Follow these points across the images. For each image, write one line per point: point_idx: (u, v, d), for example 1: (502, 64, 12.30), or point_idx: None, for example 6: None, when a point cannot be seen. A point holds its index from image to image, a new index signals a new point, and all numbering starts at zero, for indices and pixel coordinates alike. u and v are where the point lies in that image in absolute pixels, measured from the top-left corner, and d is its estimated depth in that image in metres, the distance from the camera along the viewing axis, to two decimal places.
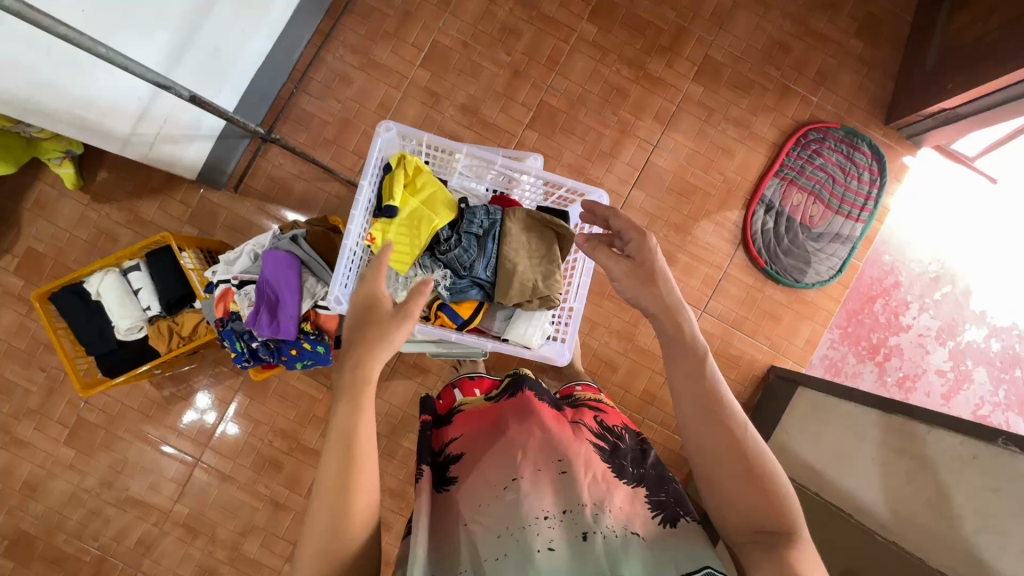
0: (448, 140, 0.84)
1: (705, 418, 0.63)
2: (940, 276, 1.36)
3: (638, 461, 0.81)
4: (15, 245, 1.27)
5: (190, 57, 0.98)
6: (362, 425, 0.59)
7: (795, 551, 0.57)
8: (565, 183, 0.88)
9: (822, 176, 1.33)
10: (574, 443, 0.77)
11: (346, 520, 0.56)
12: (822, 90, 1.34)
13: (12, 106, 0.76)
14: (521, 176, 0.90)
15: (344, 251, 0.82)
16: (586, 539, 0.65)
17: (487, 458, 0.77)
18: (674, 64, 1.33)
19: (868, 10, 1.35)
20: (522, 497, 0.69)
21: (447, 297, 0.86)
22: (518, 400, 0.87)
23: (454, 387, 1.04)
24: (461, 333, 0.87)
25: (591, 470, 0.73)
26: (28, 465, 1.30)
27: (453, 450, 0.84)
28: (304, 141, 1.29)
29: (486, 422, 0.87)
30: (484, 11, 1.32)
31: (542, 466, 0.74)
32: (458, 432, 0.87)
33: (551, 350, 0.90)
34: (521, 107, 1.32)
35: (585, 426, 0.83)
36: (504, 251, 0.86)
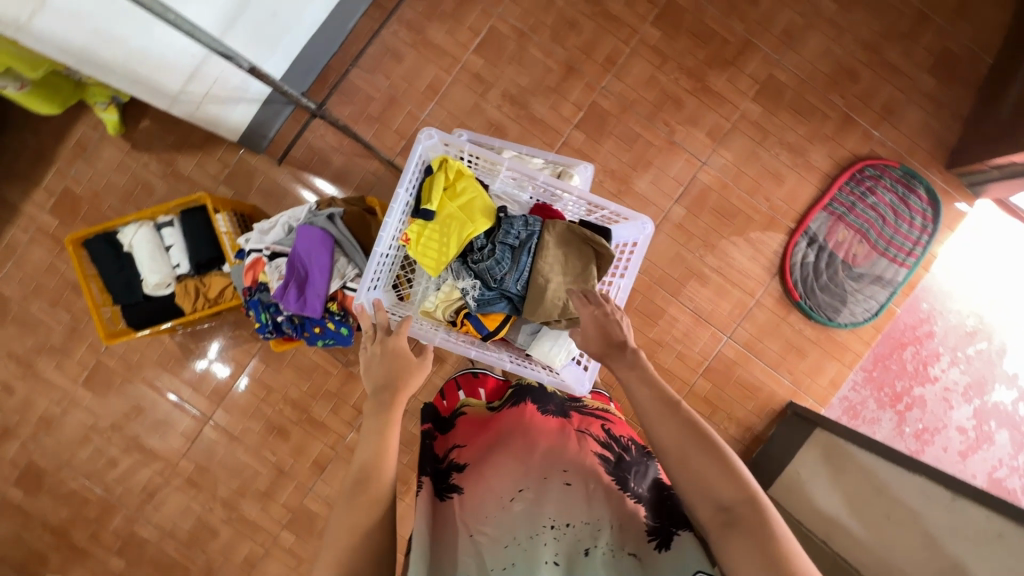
0: (490, 152, 0.82)
1: (660, 408, 0.65)
2: (976, 331, 1.32)
3: (642, 474, 0.77)
4: (53, 184, 1.28)
5: (247, 19, 0.96)
6: (389, 432, 0.64)
7: (759, 519, 0.54)
8: (609, 206, 0.84)
9: (871, 215, 1.28)
10: (578, 455, 0.77)
11: (364, 527, 0.57)
12: (885, 125, 1.29)
13: (69, 56, 0.75)
14: (563, 193, 0.86)
15: (375, 253, 0.82)
16: (586, 555, 0.63)
17: (493, 465, 0.78)
18: (735, 79, 1.28)
19: (947, 46, 1.28)
20: (528, 508, 0.69)
21: (474, 307, 0.87)
22: (519, 412, 0.88)
23: (458, 387, 1.03)
24: (483, 346, 0.88)
25: (594, 485, 0.72)
26: (45, 400, 1.33)
27: (457, 458, 0.83)
28: (348, 114, 1.27)
29: (490, 432, 0.87)
30: (546, 1, 1.28)
31: (548, 475, 0.74)
32: (462, 441, 0.87)
33: (572, 376, 0.90)
34: (571, 106, 1.29)
35: (590, 436, 0.83)
36: (538, 265, 0.84)
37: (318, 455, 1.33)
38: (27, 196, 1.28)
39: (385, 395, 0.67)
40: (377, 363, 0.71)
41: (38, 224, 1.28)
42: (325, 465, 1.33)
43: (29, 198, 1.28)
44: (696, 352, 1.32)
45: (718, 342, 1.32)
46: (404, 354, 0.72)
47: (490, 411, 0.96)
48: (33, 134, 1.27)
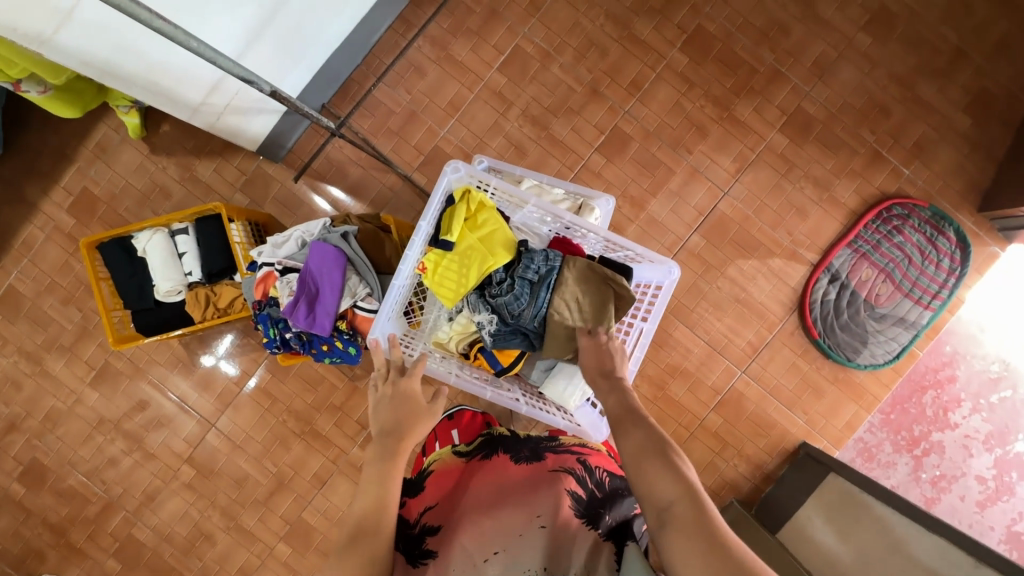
0: (517, 190, 0.82)
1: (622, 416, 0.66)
2: (1001, 378, 1.27)
3: (607, 504, 0.76)
4: (72, 183, 1.28)
5: (272, 33, 0.96)
6: (393, 482, 0.63)
7: (699, 517, 0.53)
8: (632, 248, 0.83)
9: (897, 255, 1.24)
10: (548, 501, 0.73)
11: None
12: (916, 163, 1.25)
13: (92, 69, 0.75)
14: (587, 232, 0.85)
15: (393, 288, 0.83)
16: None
17: (469, 521, 0.73)
18: (763, 109, 1.25)
19: (985, 85, 1.24)
20: (509, 569, 0.66)
21: (490, 342, 0.85)
22: (494, 464, 0.84)
23: (433, 439, 1.01)
24: (495, 382, 0.87)
25: (565, 534, 0.70)
26: (52, 398, 1.33)
27: (428, 520, 0.77)
28: (368, 128, 1.26)
29: (461, 485, 0.82)
30: (574, 23, 1.26)
31: (523, 530, 0.70)
32: (432, 499, 0.81)
33: (586, 419, 0.90)
34: (593, 129, 1.27)
35: (558, 475, 0.77)
36: (554, 301, 0.82)
37: (318, 469, 1.32)
38: (46, 194, 1.29)
39: (390, 442, 0.67)
40: (385, 407, 0.71)
41: (55, 223, 1.29)
42: (326, 479, 1.32)
43: (48, 196, 1.29)
44: (709, 385, 1.29)
45: (732, 376, 1.29)
46: (414, 398, 0.72)
47: (458, 458, 0.89)
48: (55, 134, 1.28)
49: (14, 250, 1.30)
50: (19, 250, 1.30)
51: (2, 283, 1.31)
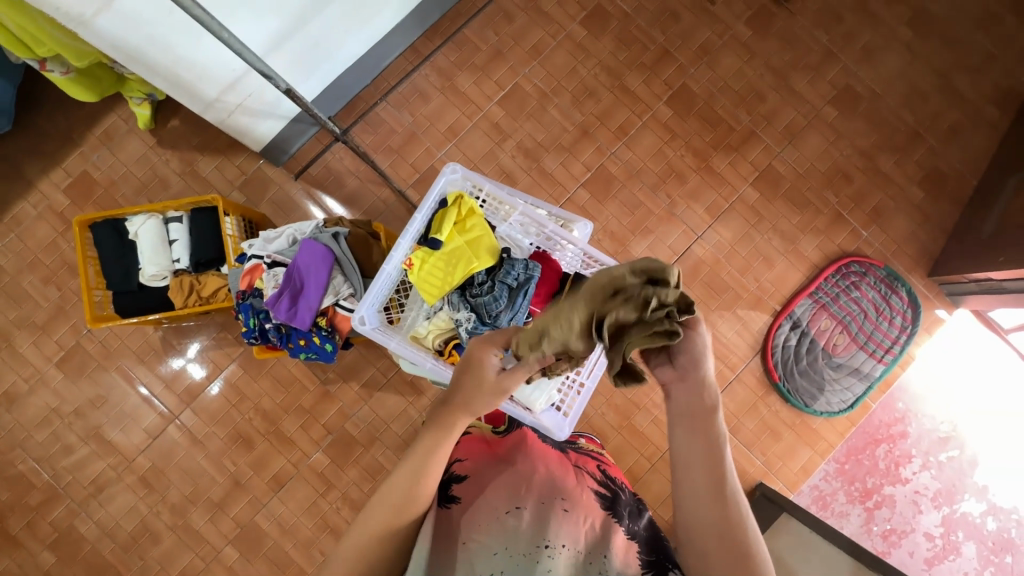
0: (507, 195, 0.87)
1: (692, 426, 0.63)
2: (949, 438, 1.33)
3: (636, 516, 0.77)
4: (73, 165, 1.31)
5: (291, 45, 1.03)
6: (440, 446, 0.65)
7: None
8: (605, 261, 0.89)
9: (854, 309, 1.33)
10: (577, 488, 0.77)
11: (386, 538, 0.63)
12: (873, 226, 1.36)
13: (119, 52, 0.81)
14: (566, 244, 0.90)
15: (382, 274, 0.87)
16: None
17: (496, 484, 0.76)
18: (737, 164, 1.36)
19: (936, 163, 1.37)
20: (529, 526, 0.69)
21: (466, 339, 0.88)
22: (519, 436, 0.88)
23: None
24: None
25: (591, 517, 0.72)
26: (14, 374, 1.31)
27: (456, 470, 0.81)
28: (369, 143, 1.33)
29: (495, 453, 0.85)
30: (571, 69, 1.37)
31: (549, 501, 0.73)
32: (463, 454, 0.85)
33: (551, 420, 0.92)
34: (581, 166, 1.36)
35: (587, 473, 0.82)
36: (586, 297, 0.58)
37: (278, 471, 1.30)
38: (45, 173, 1.31)
39: (445, 412, 0.66)
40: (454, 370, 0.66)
41: (49, 202, 1.31)
42: (284, 483, 1.30)
43: (47, 175, 1.31)
44: None
45: None
46: (483, 367, 0.64)
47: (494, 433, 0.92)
48: (65, 117, 1.32)
49: (2, 224, 1.31)
50: (8, 225, 1.31)
51: None
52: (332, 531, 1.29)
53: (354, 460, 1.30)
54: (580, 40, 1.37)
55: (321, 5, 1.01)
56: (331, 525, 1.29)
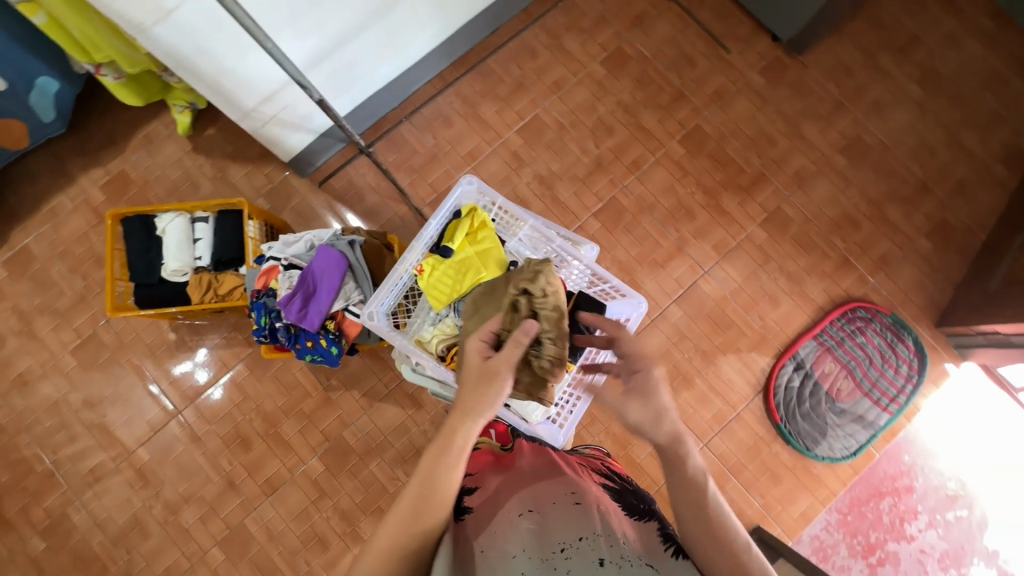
0: (520, 210, 0.92)
1: (675, 481, 0.65)
2: (957, 496, 1.29)
3: (646, 499, 0.77)
4: (112, 164, 1.39)
5: (327, 64, 1.11)
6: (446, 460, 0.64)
7: None
8: (610, 279, 0.91)
9: (859, 354, 1.33)
10: (583, 482, 0.77)
11: (405, 547, 0.61)
12: (880, 274, 1.37)
13: (171, 60, 0.88)
14: (572, 261, 0.93)
15: (392, 275, 0.89)
16: (603, 566, 0.60)
17: (507, 491, 0.78)
18: (746, 204, 1.39)
19: (944, 216, 1.39)
20: (540, 524, 0.69)
21: None
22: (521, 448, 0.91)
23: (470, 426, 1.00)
24: None
25: (603, 506, 0.71)
26: (30, 358, 1.35)
27: (466, 483, 0.83)
28: (391, 161, 1.40)
29: (502, 466, 0.87)
30: (589, 104, 1.43)
31: (558, 498, 0.73)
32: (472, 469, 0.87)
33: (546, 429, 0.94)
34: (593, 196, 1.40)
35: (592, 472, 0.84)
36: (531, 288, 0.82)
37: (271, 475, 1.31)
38: (86, 169, 1.39)
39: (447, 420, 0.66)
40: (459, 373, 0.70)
41: (86, 197, 1.38)
42: (277, 487, 1.30)
43: (87, 171, 1.39)
44: None
45: None
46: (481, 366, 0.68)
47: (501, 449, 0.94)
48: (110, 120, 1.40)
49: (40, 215, 1.38)
50: (45, 216, 1.38)
51: (19, 242, 1.38)
52: (319, 540, 1.28)
53: (348, 469, 1.30)
54: (600, 78, 1.44)
55: (358, 30, 1.09)
56: (319, 534, 1.28)
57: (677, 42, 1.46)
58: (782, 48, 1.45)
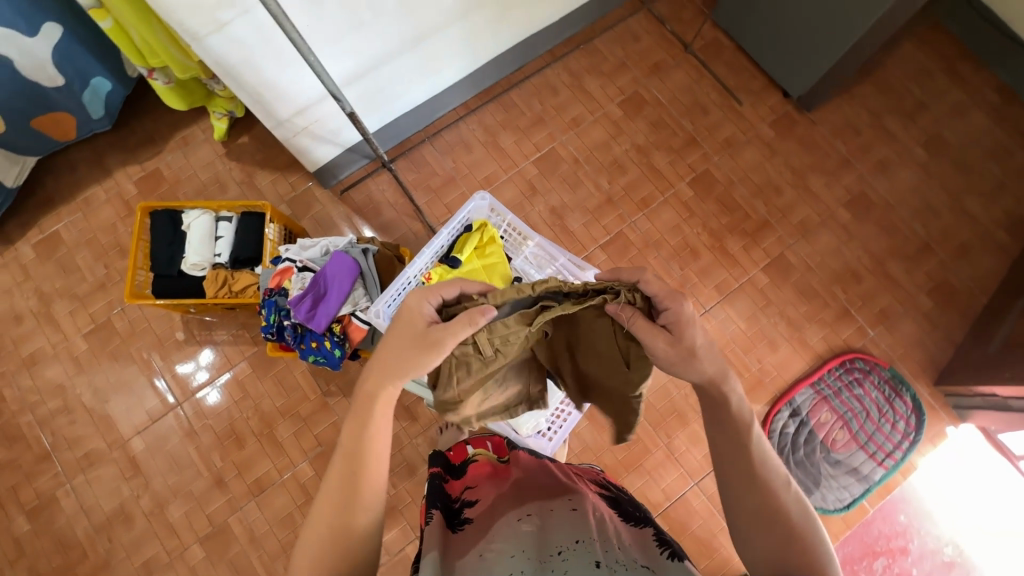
0: (526, 227, 0.97)
1: (714, 419, 0.67)
2: (954, 562, 1.26)
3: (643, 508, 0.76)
4: (148, 162, 1.47)
5: (361, 84, 1.18)
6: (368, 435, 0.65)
7: None
8: None
9: (856, 406, 1.33)
10: (582, 494, 0.77)
11: (348, 529, 0.60)
12: (880, 327, 1.38)
13: (219, 67, 0.94)
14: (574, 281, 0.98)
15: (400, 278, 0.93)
16: (598, 567, 0.57)
17: (506, 501, 0.78)
18: (750, 249, 1.43)
19: (946, 276, 1.41)
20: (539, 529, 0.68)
21: None
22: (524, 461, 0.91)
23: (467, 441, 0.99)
24: None
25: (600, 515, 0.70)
26: (43, 339, 1.39)
27: (467, 497, 0.83)
28: (411, 180, 1.46)
29: (502, 479, 0.88)
30: (604, 142, 1.50)
31: (557, 507, 0.72)
32: (473, 485, 0.87)
33: (535, 442, 1.05)
34: (601, 229, 1.44)
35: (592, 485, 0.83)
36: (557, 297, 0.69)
37: (261, 476, 1.31)
38: (123, 164, 1.46)
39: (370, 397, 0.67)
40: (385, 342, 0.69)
41: (119, 190, 1.45)
42: (265, 488, 1.30)
43: (123, 167, 1.47)
44: (660, 489, 1.30)
45: (684, 486, 1.31)
46: (406, 331, 0.68)
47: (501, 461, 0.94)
48: (151, 120, 1.48)
49: (74, 203, 1.45)
50: (79, 204, 1.45)
51: (49, 227, 1.44)
52: None
53: None
54: (616, 118, 1.51)
55: (393, 56, 1.17)
56: None
57: (692, 91, 1.53)
58: (793, 104, 1.52)
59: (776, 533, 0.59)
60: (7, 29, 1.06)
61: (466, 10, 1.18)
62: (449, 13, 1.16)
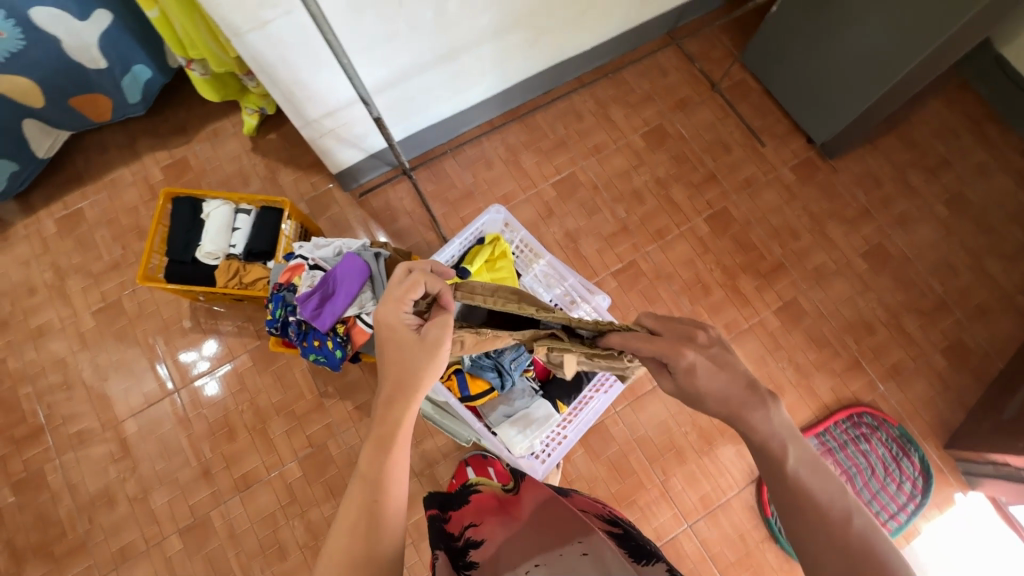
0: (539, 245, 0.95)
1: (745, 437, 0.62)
2: None
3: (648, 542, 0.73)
4: (176, 150, 1.50)
5: (391, 93, 1.21)
6: (390, 461, 0.61)
7: None
8: None
9: (861, 461, 1.29)
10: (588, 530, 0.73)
11: (371, 558, 0.56)
12: (891, 383, 1.35)
13: (256, 65, 0.96)
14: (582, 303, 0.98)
15: None
16: None
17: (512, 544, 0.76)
18: (763, 290, 1.41)
19: (962, 336, 1.38)
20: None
21: (466, 366, 0.99)
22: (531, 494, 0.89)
23: (468, 466, 1.22)
24: (461, 403, 0.99)
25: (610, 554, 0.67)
26: (52, 313, 1.40)
27: (472, 535, 0.81)
28: (430, 191, 1.47)
29: (509, 516, 0.87)
30: (624, 171, 1.50)
31: (564, 550, 0.69)
32: (478, 521, 0.85)
33: (527, 463, 1.03)
34: (614, 256, 1.44)
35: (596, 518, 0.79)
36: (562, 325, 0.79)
37: (248, 471, 1.30)
38: (152, 149, 1.50)
39: (383, 420, 0.64)
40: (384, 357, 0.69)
41: (145, 174, 1.48)
42: (251, 485, 1.29)
43: (151, 152, 1.50)
44: (651, 528, 1.27)
45: (676, 527, 1.27)
46: (408, 341, 0.68)
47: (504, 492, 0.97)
48: (184, 110, 1.52)
49: (99, 183, 1.48)
50: (104, 184, 1.48)
51: (73, 204, 1.47)
52: (279, 549, 1.25)
53: (325, 480, 1.29)
54: (638, 148, 1.52)
55: (425, 69, 1.20)
56: (280, 542, 1.25)
57: (716, 129, 1.54)
58: (816, 150, 1.52)
59: (842, 546, 0.52)
60: (59, 9, 1.10)
61: (500, 31, 1.21)
62: (483, 32, 1.19)
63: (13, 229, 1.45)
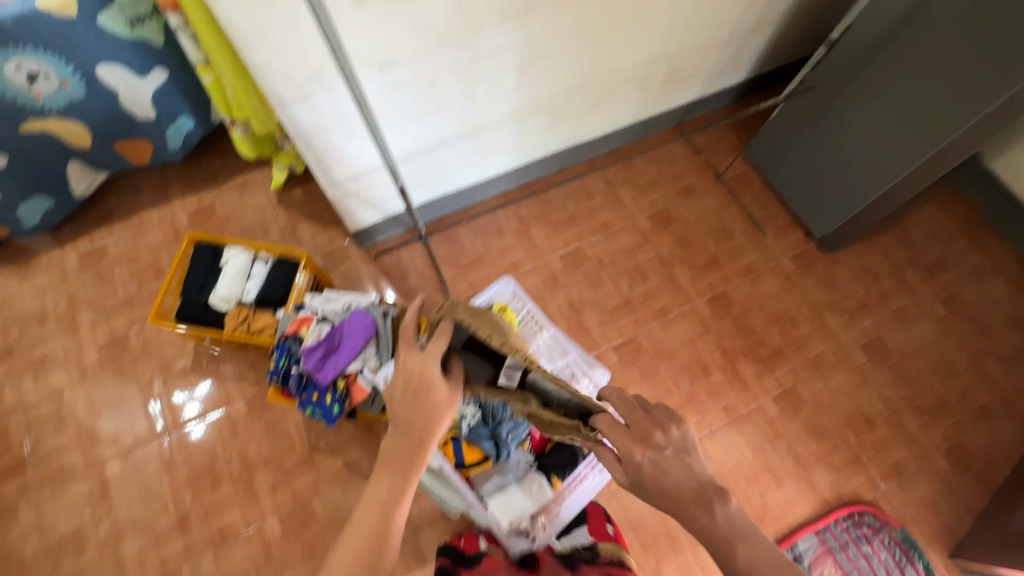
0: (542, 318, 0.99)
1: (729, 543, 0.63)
2: None
3: None
4: (204, 197, 1.57)
5: (415, 162, 1.29)
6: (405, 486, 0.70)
7: None
8: None
9: (863, 564, 1.24)
10: None
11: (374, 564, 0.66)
12: (893, 482, 1.32)
13: (295, 133, 1.04)
14: None
15: None
16: None
17: None
18: (763, 376, 1.42)
19: (964, 438, 1.36)
20: None
21: (463, 434, 0.99)
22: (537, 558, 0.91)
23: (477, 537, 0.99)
24: (456, 471, 0.99)
25: None
26: (58, 344, 1.42)
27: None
28: (442, 254, 1.53)
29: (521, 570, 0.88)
30: (630, 249, 1.56)
31: None
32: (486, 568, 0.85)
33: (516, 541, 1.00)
34: (616, 330, 1.46)
35: None
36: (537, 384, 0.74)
37: (226, 524, 1.25)
38: (182, 195, 1.57)
39: (407, 445, 0.70)
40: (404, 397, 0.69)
41: (172, 217, 1.55)
42: (227, 540, 1.24)
43: (181, 197, 1.57)
44: None
45: None
46: (428, 385, 0.68)
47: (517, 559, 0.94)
48: (218, 161, 1.61)
49: (126, 222, 1.54)
50: (131, 224, 1.54)
51: (98, 240, 1.52)
52: None
53: (304, 541, 1.24)
54: (644, 229, 1.59)
55: (449, 143, 1.29)
56: None
57: (720, 216, 1.61)
58: (816, 243, 1.58)
59: None
60: (123, 68, 1.20)
61: (521, 114, 1.31)
62: (505, 115, 1.28)
63: (36, 260, 1.50)
